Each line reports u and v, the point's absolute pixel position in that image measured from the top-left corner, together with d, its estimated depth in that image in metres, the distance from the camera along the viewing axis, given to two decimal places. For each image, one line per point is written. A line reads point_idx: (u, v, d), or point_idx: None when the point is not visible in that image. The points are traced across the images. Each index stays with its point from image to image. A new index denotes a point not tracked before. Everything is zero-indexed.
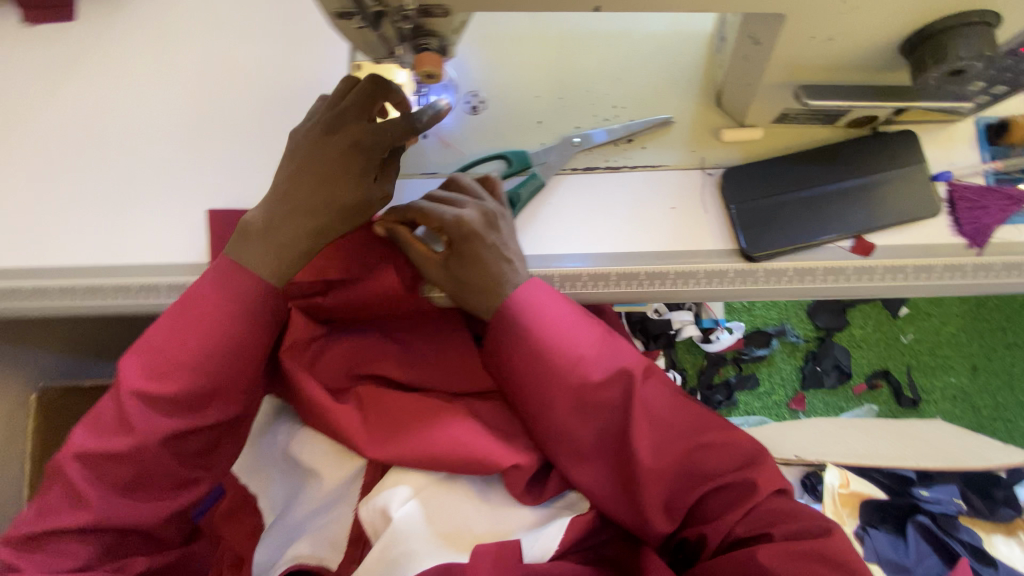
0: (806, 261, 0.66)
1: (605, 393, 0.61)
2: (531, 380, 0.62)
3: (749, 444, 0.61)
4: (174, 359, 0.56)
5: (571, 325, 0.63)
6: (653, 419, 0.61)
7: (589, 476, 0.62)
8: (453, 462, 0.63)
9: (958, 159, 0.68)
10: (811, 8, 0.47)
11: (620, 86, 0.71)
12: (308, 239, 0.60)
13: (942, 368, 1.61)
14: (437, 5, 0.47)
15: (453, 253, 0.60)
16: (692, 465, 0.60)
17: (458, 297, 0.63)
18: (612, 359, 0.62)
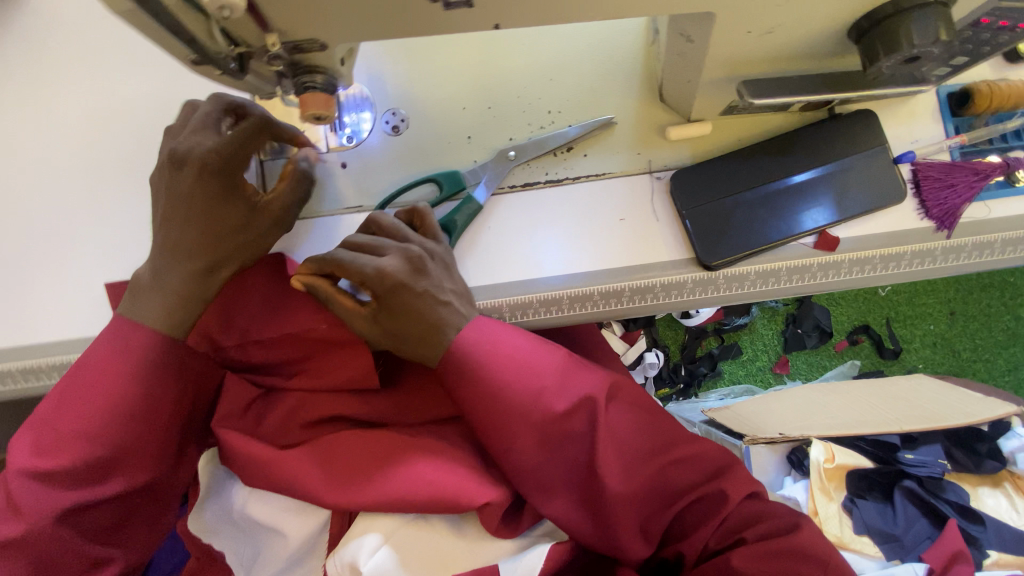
0: (768, 262, 0.62)
1: (569, 423, 0.54)
2: (487, 418, 0.55)
3: (719, 452, 0.55)
4: (64, 429, 0.50)
5: (518, 347, 0.56)
6: (616, 441, 0.54)
7: (559, 509, 0.54)
8: (393, 504, 0.55)
9: (919, 135, 0.63)
10: (741, 4, 0.41)
11: (554, 87, 0.65)
12: (196, 280, 0.54)
13: (921, 316, 1.60)
14: (311, 40, 0.40)
15: (382, 306, 0.53)
16: (661, 482, 0.54)
17: (394, 349, 0.56)
18: (572, 383, 0.56)
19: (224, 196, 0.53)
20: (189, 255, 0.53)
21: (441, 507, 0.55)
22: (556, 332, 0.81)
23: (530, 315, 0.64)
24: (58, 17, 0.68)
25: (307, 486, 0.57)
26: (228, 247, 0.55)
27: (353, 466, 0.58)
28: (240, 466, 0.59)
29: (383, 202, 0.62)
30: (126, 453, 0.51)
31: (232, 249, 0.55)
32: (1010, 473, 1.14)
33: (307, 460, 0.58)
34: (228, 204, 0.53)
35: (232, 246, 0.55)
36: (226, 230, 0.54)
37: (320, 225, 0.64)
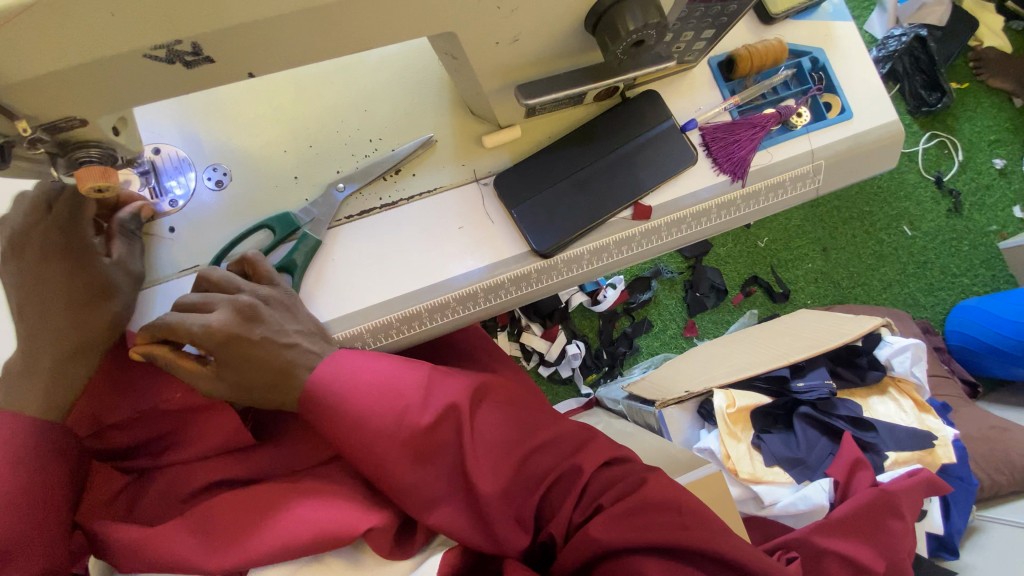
0: (596, 241, 0.68)
1: (437, 433, 0.57)
2: (357, 447, 0.56)
3: (574, 430, 0.61)
4: None
5: (380, 371, 0.58)
6: (484, 442, 0.57)
7: (441, 518, 0.56)
8: (275, 555, 0.55)
9: (702, 103, 0.71)
10: (471, 22, 0.45)
11: (370, 117, 0.68)
12: (73, 356, 0.58)
13: (799, 258, 1.71)
14: (66, 118, 0.41)
15: (222, 360, 0.54)
16: (527, 470, 0.58)
17: (249, 400, 0.57)
18: (435, 396, 0.58)
19: (72, 275, 0.58)
20: (59, 337, 0.56)
21: (327, 544, 0.56)
22: (441, 346, 0.83)
23: (395, 334, 0.66)
24: None
25: (188, 559, 0.55)
26: (94, 320, 0.59)
27: (235, 528, 0.57)
28: (110, 555, 0.56)
29: (219, 257, 0.62)
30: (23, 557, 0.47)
31: (99, 321, 0.59)
32: (891, 378, 1.27)
33: (185, 535, 0.57)
34: (77, 283, 0.58)
35: (97, 318, 0.59)
36: (87, 304, 0.58)
37: (159, 293, 0.63)
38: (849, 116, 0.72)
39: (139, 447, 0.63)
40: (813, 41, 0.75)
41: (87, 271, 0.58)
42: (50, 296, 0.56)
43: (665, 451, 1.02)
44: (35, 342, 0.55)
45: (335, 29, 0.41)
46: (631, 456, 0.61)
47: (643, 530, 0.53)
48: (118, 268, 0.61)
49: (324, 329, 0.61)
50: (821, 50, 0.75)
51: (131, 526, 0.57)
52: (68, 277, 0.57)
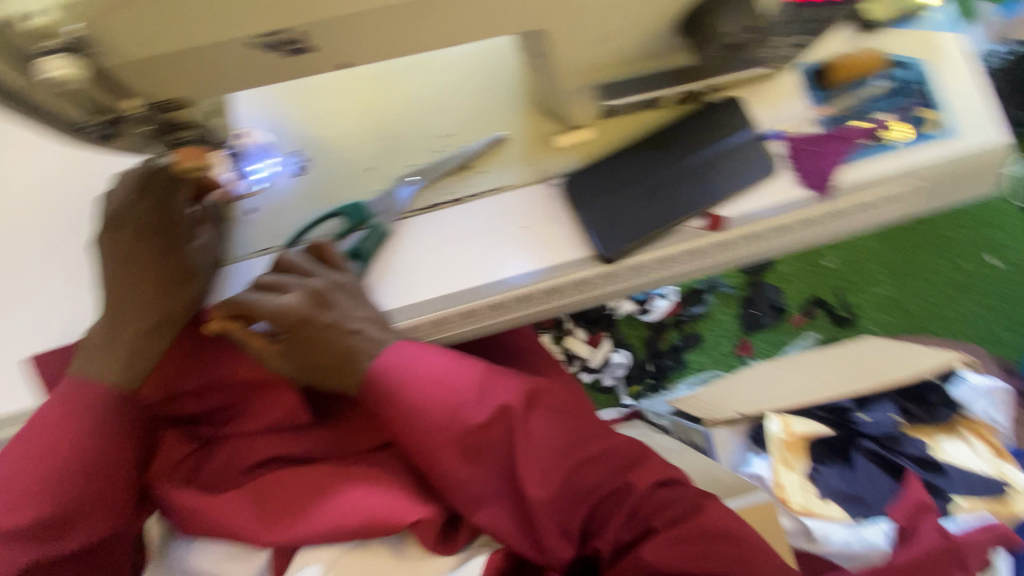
0: (663, 249, 0.65)
1: (488, 434, 0.56)
2: (409, 438, 0.57)
3: (629, 446, 0.58)
4: (25, 489, 0.52)
5: (437, 366, 0.58)
6: (534, 449, 0.56)
7: (486, 518, 0.56)
8: (325, 537, 0.57)
9: (789, 112, 0.68)
10: (563, 18, 0.44)
11: (444, 112, 0.68)
12: (151, 332, 0.59)
13: (869, 281, 1.62)
14: (174, 100, 0.43)
15: (291, 341, 0.56)
16: (577, 482, 0.56)
17: (312, 381, 0.59)
18: (488, 396, 0.57)
19: (161, 254, 0.60)
20: (142, 308, 0.59)
21: (375, 531, 0.57)
22: (492, 344, 0.83)
23: (450, 327, 0.68)
24: None
25: (245, 529, 0.58)
26: (177, 298, 0.60)
27: (289, 505, 0.59)
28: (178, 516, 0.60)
29: (294, 241, 0.64)
30: (76, 513, 0.54)
31: (183, 299, 0.60)
32: (963, 419, 1.18)
33: (244, 506, 0.59)
34: (164, 261, 0.60)
35: (181, 296, 0.60)
36: (172, 284, 0.60)
37: (231, 271, 0.65)
38: (950, 135, 0.67)
39: (205, 416, 0.66)
40: (915, 53, 0.70)
41: (176, 251, 0.60)
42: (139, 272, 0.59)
43: (712, 473, 0.97)
44: (117, 314, 0.58)
45: (430, 22, 0.42)
46: (684, 477, 0.59)
47: (700, 563, 0.52)
48: (203, 251, 0.62)
49: (385, 316, 0.62)
50: (924, 62, 0.69)
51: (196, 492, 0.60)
52: (159, 255, 0.59)
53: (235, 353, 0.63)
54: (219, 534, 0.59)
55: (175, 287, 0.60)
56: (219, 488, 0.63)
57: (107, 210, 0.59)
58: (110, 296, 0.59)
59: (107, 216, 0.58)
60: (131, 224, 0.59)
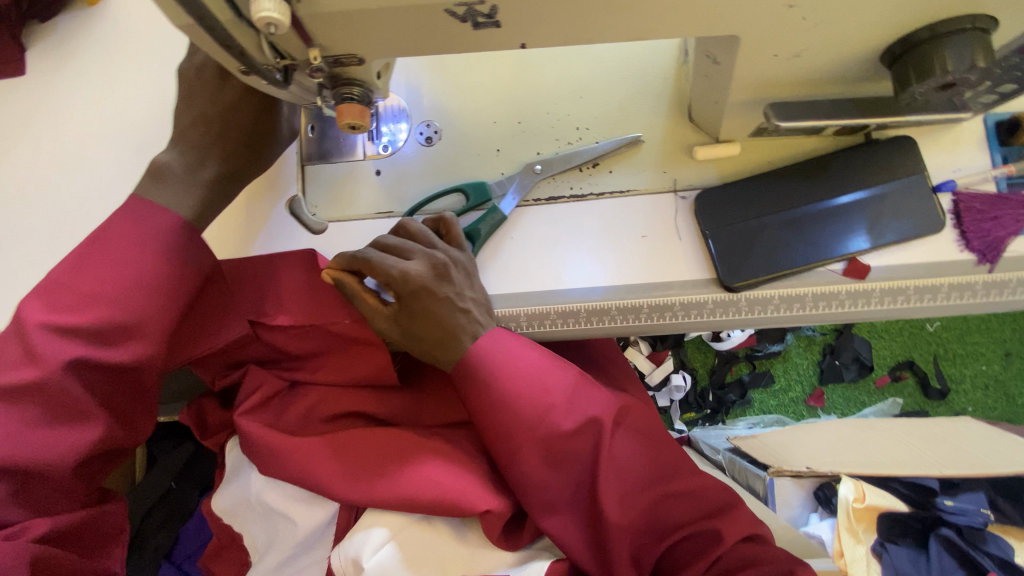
0: (793, 287, 0.60)
1: (574, 441, 0.55)
2: (493, 430, 0.56)
3: (718, 491, 0.56)
4: (89, 289, 0.50)
5: (533, 364, 0.57)
6: (618, 470, 0.55)
7: (554, 526, 0.55)
8: (395, 505, 0.58)
9: (964, 164, 0.61)
10: (765, 26, 0.40)
11: (583, 104, 0.66)
12: (220, 181, 0.59)
13: (973, 356, 1.52)
14: (349, 55, 0.42)
15: (403, 305, 0.56)
16: (656, 514, 0.55)
17: (411, 349, 0.59)
18: (581, 405, 0.56)
19: (254, 115, 0.60)
20: (222, 157, 0.59)
21: (443, 510, 0.57)
22: (574, 347, 0.81)
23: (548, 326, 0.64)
24: (132, 28, 0.74)
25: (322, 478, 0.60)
26: (256, 158, 0.62)
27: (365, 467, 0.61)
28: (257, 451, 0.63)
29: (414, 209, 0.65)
30: (128, 317, 0.51)
31: (259, 160, 0.63)
32: None
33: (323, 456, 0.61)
34: (252, 120, 0.60)
35: (259, 157, 0.63)
36: (254, 143, 0.62)
37: (349, 229, 0.67)
38: None
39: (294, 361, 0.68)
40: None
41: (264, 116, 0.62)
42: (226, 122, 0.59)
43: (774, 525, 0.92)
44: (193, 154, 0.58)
45: (623, 15, 0.39)
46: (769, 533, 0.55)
47: None
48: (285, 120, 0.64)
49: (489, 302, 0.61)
50: None
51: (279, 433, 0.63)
52: (253, 114, 0.60)
53: (335, 306, 0.65)
54: (293, 478, 0.61)
55: (254, 147, 0.62)
56: (298, 432, 0.65)
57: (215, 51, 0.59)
58: (188, 131, 0.58)
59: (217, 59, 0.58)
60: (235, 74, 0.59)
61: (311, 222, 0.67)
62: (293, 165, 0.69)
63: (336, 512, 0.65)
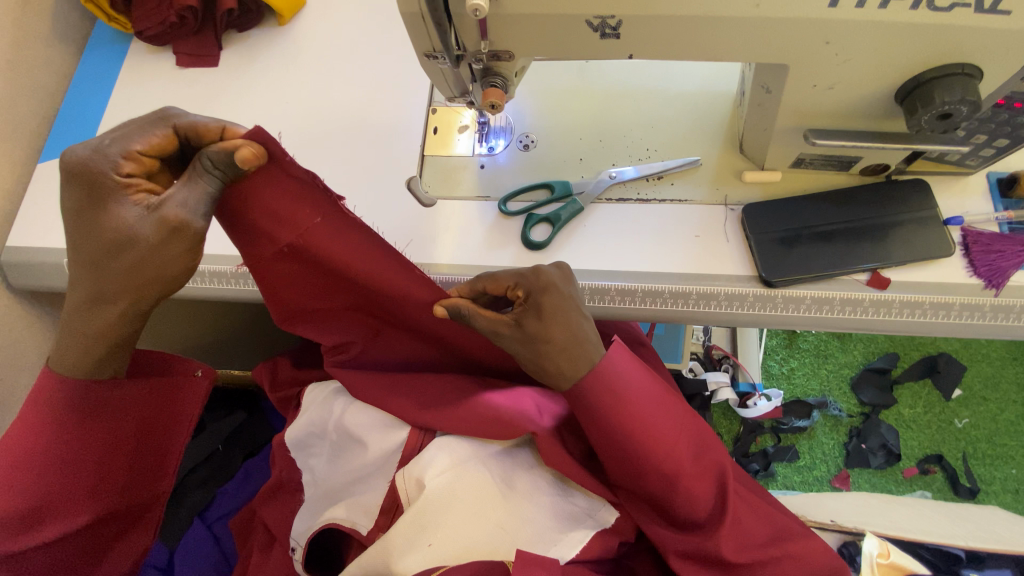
0: (823, 290, 0.71)
1: (697, 483, 0.64)
2: (629, 460, 0.64)
3: (823, 554, 0.67)
4: (14, 483, 0.62)
5: (667, 405, 0.66)
6: (735, 519, 0.66)
7: (662, 535, 0.67)
8: (485, 431, 0.69)
9: (971, 208, 0.73)
10: (808, 58, 0.56)
11: (654, 133, 0.82)
12: (136, 288, 0.56)
13: (1002, 458, 1.52)
14: (506, 50, 0.59)
15: (527, 307, 0.62)
16: (768, 567, 0.65)
17: (536, 358, 0.63)
18: (701, 449, 0.66)
19: (121, 216, 0.53)
20: (125, 272, 0.55)
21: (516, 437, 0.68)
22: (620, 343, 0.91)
23: (607, 300, 0.75)
24: (304, 44, 0.95)
25: (419, 415, 0.72)
26: (161, 246, 0.54)
27: (476, 426, 0.69)
28: (356, 390, 0.75)
29: (508, 195, 0.80)
30: (76, 495, 0.65)
31: (165, 245, 0.53)
32: None
33: (461, 440, 0.70)
34: (122, 222, 0.53)
35: (164, 244, 0.53)
36: (145, 238, 0.53)
37: (452, 205, 0.82)
38: None
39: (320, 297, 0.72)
40: None
41: (128, 213, 0.53)
42: (98, 244, 0.54)
43: None
44: (94, 289, 0.56)
45: (704, 40, 0.56)
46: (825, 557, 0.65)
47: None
48: (176, 198, 0.53)
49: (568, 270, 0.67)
50: None
51: (377, 383, 0.76)
52: (110, 218, 0.53)
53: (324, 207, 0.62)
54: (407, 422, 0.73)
55: (128, 242, 0.53)
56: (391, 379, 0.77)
57: (69, 169, 0.53)
58: (79, 270, 0.56)
59: (68, 181, 0.53)
60: (88, 187, 0.52)
61: (423, 196, 0.81)
62: (413, 153, 0.85)
63: (403, 442, 0.73)
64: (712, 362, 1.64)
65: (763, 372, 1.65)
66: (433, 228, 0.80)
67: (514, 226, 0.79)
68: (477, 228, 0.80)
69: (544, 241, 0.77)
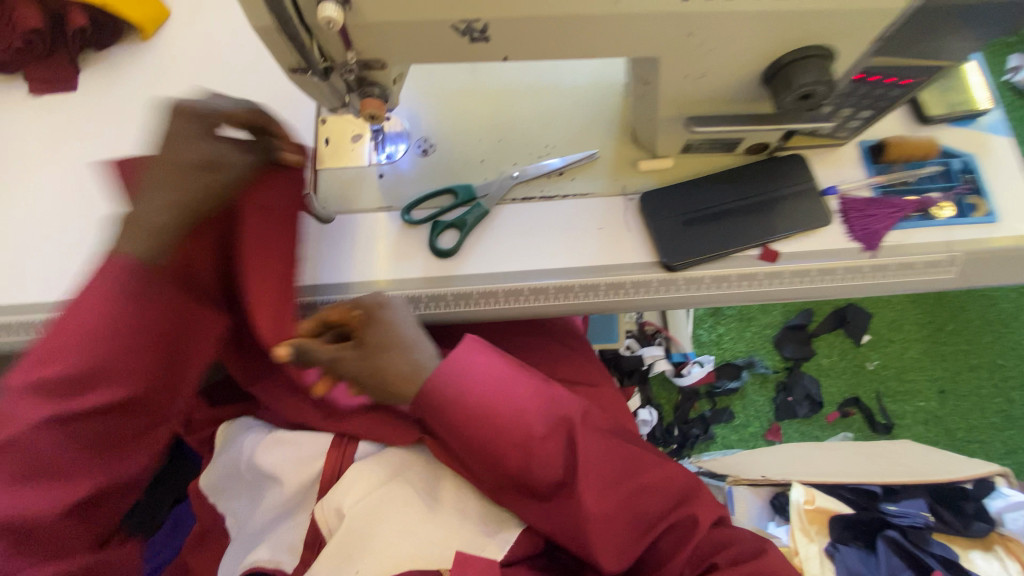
0: (719, 269, 0.74)
1: (549, 445, 0.64)
2: (479, 438, 0.65)
3: (684, 479, 0.66)
4: (69, 346, 0.58)
5: (506, 378, 0.66)
6: (594, 468, 0.63)
7: (529, 509, 0.66)
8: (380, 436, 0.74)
9: (846, 177, 0.78)
10: (673, 49, 0.58)
11: (551, 128, 0.82)
12: (166, 210, 0.59)
13: (911, 393, 1.67)
14: (376, 59, 0.57)
15: (364, 326, 0.67)
16: (634, 509, 0.64)
17: (381, 377, 0.67)
18: (548, 411, 0.65)
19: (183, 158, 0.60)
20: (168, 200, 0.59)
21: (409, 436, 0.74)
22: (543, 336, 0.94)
23: (520, 301, 0.75)
24: (175, 60, 0.88)
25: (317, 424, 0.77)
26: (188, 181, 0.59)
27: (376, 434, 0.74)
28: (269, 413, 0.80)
29: (411, 204, 0.78)
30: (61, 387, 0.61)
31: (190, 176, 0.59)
32: (998, 534, 1.13)
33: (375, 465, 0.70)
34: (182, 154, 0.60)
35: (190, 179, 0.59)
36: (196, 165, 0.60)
37: (352, 219, 0.78)
38: (995, 220, 0.74)
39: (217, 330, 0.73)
40: (965, 147, 0.79)
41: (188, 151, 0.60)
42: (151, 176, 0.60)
43: None
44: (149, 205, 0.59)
45: (575, 37, 0.56)
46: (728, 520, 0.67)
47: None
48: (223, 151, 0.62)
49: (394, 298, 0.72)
50: (973, 155, 0.78)
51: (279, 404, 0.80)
52: (179, 152, 0.59)
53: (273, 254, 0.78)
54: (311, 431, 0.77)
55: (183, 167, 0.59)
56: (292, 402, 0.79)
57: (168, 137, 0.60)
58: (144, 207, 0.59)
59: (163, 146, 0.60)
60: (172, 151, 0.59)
61: (319, 211, 0.77)
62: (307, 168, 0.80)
63: (319, 474, 0.72)
64: (646, 336, 1.69)
65: (694, 342, 1.73)
66: (334, 244, 0.77)
67: (419, 235, 0.77)
68: (382, 242, 0.77)
69: (452, 248, 0.75)
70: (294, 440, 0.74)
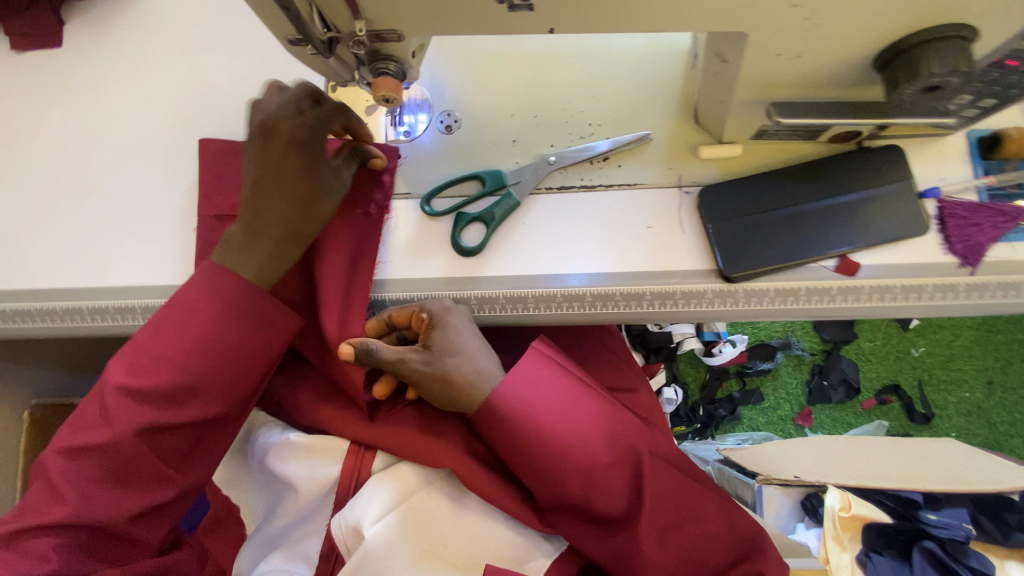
0: (787, 281, 0.64)
1: (614, 473, 0.62)
2: (541, 461, 0.62)
3: (746, 527, 0.64)
4: (154, 355, 0.56)
5: (574, 398, 0.64)
6: (656, 505, 0.62)
7: (581, 537, 0.64)
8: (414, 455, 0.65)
9: (949, 174, 0.65)
10: (769, 23, 0.45)
11: (597, 102, 0.70)
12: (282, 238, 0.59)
13: (957, 382, 1.56)
14: (391, 30, 0.46)
15: (428, 331, 0.61)
16: (691, 553, 0.62)
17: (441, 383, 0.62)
18: (616, 437, 0.63)
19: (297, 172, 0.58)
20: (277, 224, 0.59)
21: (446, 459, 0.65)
22: (572, 333, 0.86)
23: (552, 309, 0.66)
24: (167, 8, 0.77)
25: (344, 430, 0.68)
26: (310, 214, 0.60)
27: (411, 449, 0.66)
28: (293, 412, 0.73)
29: (433, 191, 0.68)
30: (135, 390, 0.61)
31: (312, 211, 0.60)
32: None
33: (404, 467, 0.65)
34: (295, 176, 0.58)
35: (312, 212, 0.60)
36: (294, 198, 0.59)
37: None
38: None
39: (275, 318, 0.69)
40: None
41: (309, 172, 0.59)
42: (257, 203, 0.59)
43: None
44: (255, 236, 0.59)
45: (643, 8, 0.44)
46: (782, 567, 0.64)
47: None
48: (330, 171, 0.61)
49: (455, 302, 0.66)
50: None
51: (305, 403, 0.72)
52: (302, 170, 0.58)
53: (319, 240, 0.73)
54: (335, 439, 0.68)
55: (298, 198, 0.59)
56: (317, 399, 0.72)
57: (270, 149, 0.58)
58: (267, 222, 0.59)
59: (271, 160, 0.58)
60: (284, 167, 0.58)
61: None
62: None
63: (335, 483, 0.66)
64: None
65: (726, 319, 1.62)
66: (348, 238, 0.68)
67: (442, 228, 0.68)
68: (399, 234, 0.68)
69: (477, 246, 0.66)
70: (308, 446, 0.67)
